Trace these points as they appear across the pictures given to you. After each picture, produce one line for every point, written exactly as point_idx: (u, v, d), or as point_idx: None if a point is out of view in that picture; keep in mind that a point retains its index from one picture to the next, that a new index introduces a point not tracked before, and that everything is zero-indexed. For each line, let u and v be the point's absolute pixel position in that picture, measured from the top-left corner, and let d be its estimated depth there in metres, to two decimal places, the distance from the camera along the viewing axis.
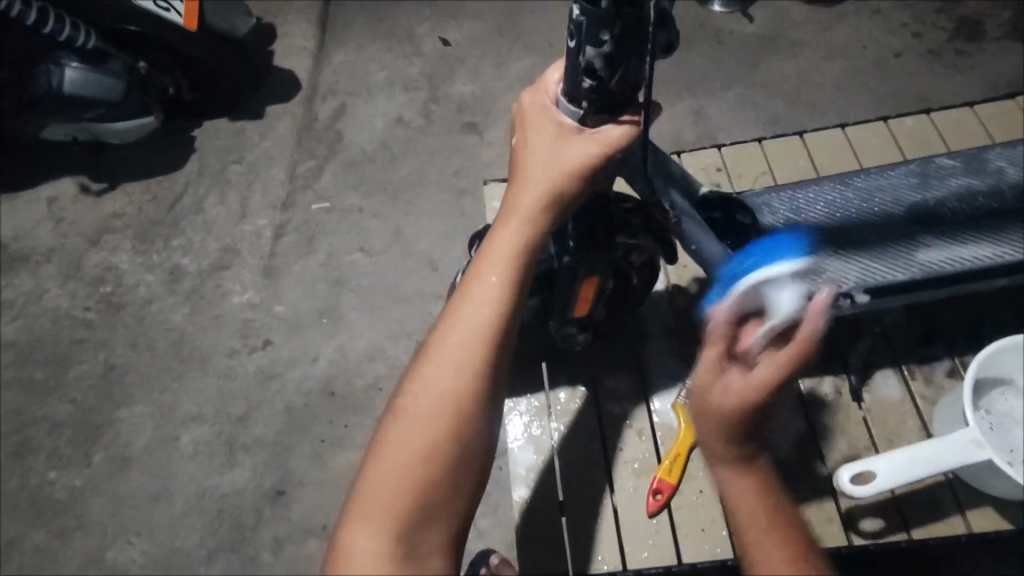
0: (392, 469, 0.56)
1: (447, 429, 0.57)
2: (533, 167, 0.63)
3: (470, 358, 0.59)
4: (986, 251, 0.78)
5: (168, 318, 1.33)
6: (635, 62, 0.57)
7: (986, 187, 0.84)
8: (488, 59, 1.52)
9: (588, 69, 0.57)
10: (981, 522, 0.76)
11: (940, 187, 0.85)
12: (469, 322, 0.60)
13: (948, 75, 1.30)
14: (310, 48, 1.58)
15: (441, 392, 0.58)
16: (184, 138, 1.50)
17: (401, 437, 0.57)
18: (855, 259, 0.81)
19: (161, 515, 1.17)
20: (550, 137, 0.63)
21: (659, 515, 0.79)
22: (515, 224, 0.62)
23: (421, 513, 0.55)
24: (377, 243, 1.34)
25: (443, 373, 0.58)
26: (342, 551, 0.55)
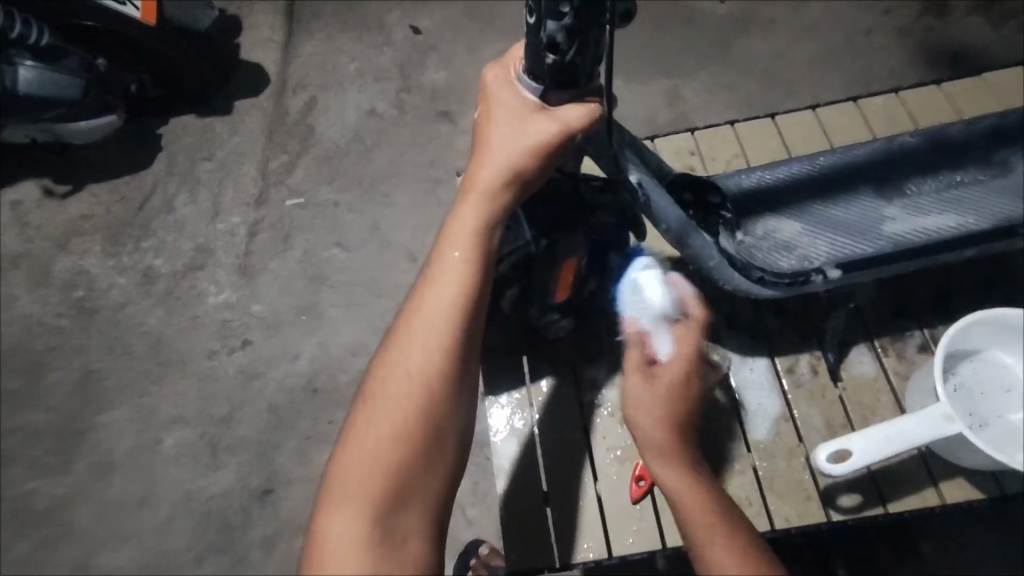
0: (364, 454, 0.56)
1: (416, 410, 0.57)
2: (493, 147, 0.62)
3: (438, 340, 0.59)
4: (950, 221, 0.81)
5: (144, 321, 1.30)
6: (595, 31, 0.56)
7: (946, 162, 0.85)
8: (461, 45, 1.50)
9: (551, 45, 0.56)
10: (953, 493, 0.78)
11: (903, 165, 0.86)
12: (433, 302, 0.60)
13: (916, 52, 1.31)
14: (276, 40, 1.54)
15: (409, 374, 0.58)
16: (150, 135, 1.46)
17: (372, 422, 0.57)
18: (825, 238, 0.81)
19: (146, 521, 1.16)
20: (507, 120, 0.62)
21: (643, 501, 0.79)
22: (475, 198, 0.62)
23: (394, 497, 0.55)
24: (354, 237, 1.33)
25: (411, 355, 0.59)
26: (318, 538, 0.55)
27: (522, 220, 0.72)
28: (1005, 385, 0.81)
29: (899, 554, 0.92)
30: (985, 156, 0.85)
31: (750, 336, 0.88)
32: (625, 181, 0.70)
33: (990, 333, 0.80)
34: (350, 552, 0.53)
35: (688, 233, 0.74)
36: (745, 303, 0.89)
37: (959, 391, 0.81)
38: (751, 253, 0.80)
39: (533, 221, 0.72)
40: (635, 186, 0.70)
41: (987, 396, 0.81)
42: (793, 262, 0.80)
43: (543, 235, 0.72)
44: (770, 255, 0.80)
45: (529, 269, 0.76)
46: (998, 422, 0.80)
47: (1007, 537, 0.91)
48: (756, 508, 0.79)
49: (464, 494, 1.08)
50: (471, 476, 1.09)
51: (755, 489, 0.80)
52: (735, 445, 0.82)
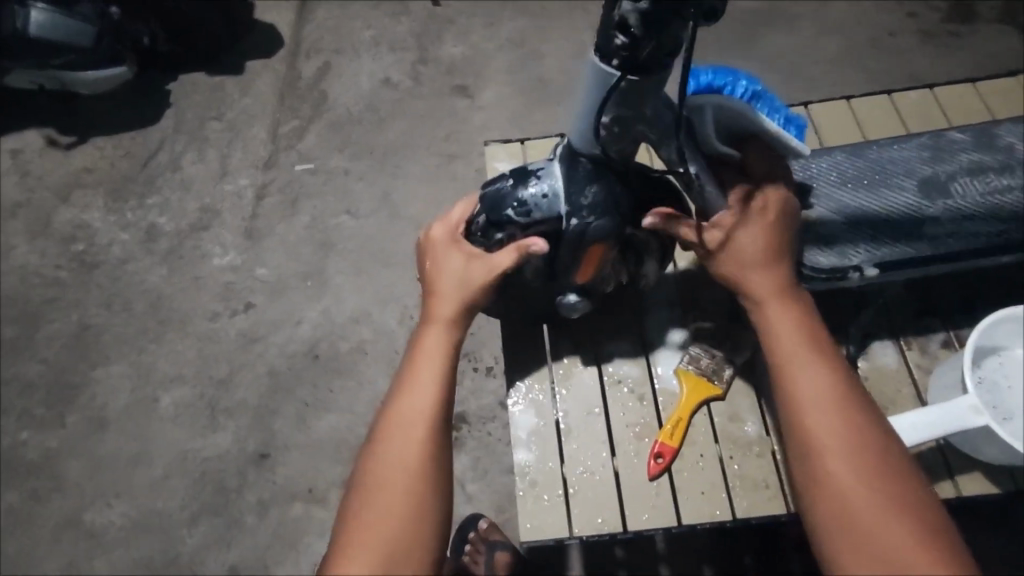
0: (375, 496, 0.57)
1: (427, 428, 0.59)
2: (441, 272, 0.68)
3: (416, 424, 0.59)
4: (991, 224, 0.81)
5: (145, 279, 1.29)
6: (673, 25, 0.50)
7: (998, 163, 0.86)
8: (480, 21, 1.47)
9: (622, 25, 0.51)
10: (970, 486, 0.76)
11: (950, 161, 0.86)
12: (432, 340, 0.64)
13: (939, 55, 1.31)
14: (292, 3, 1.52)
15: (423, 394, 0.61)
16: (158, 89, 1.44)
17: (364, 513, 0.56)
18: (865, 233, 0.81)
19: (140, 479, 1.14)
20: (450, 244, 0.70)
21: (660, 479, 0.76)
22: (435, 321, 0.65)
23: (412, 508, 0.56)
24: (364, 206, 1.31)
25: (421, 383, 0.61)
26: None
27: (563, 194, 0.67)
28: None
29: None
30: None
31: None
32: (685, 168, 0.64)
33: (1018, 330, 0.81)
34: None
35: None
36: None
37: (986, 385, 0.82)
38: None
39: (573, 197, 0.67)
40: (693, 175, 0.65)
41: (1011, 389, 0.83)
42: (833, 257, 0.80)
43: (574, 213, 0.67)
44: (810, 247, 0.80)
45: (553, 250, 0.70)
46: (1018, 416, 0.82)
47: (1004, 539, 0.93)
48: (773, 491, 0.75)
49: (464, 469, 1.07)
50: (472, 452, 1.08)
51: (774, 473, 0.76)
52: (756, 428, 0.78)
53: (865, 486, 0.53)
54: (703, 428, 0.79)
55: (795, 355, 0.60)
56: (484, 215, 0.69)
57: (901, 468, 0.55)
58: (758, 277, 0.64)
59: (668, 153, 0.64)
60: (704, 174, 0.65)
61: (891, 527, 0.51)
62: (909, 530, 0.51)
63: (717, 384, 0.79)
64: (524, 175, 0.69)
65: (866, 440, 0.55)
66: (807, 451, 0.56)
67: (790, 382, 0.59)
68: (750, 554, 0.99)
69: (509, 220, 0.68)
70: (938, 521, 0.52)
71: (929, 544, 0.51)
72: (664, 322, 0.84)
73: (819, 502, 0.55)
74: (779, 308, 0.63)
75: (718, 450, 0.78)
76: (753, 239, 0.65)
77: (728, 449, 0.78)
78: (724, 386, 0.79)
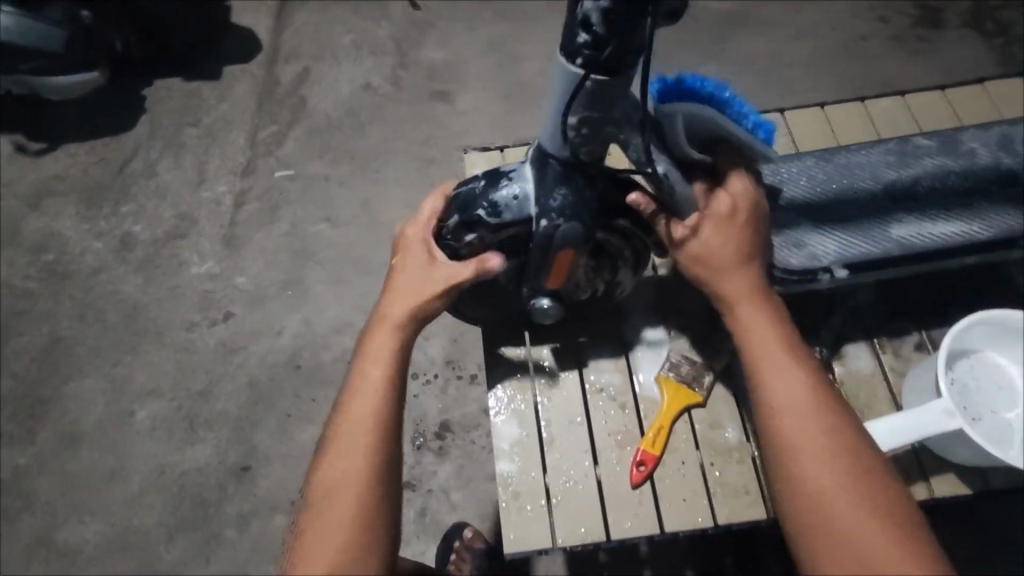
0: (326, 499, 0.55)
1: (376, 429, 0.58)
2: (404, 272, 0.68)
3: (367, 426, 0.58)
4: (955, 228, 0.82)
5: (119, 289, 1.26)
6: (635, 31, 0.51)
7: (960, 167, 0.86)
8: (460, 25, 1.47)
9: (585, 22, 0.51)
10: (945, 488, 0.77)
11: (915, 166, 0.87)
12: (382, 343, 0.63)
13: (911, 60, 1.33)
14: (269, 7, 1.50)
15: (372, 392, 0.59)
16: (132, 95, 1.41)
17: (316, 519, 0.54)
18: (834, 233, 0.83)
19: (115, 495, 1.11)
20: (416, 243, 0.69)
21: (643, 486, 0.76)
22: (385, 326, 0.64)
23: (361, 509, 0.54)
24: (344, 213, 1.30)
25: (370, 385, 0.60)
26: None
27: (531, 196, 0.67)
28: (998, 383, 0.83)
29: None
30: (1000, 163, 0.86)
31: None
32: (646, 169, 0.64)
33: (988, 332, 0.82)
34: None
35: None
36: None
37: (958, 387, 0.82)
38: None
39: (540, 199, 0.66)
40: (662, 175, 0.64)
41: (982, 392, 0.83)
42: (804, 257, 0.81)
43: (545, 214, 0.66)
44: (782, 247, 0.81)
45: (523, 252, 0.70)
46: (988, 418, 0.82)
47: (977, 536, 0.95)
48: (754, 497, 0.75)
49: (447, 478, 1.06)
50: (455, 460, 1.07)
51: (756, 479, 0.76)
52: (737, 434, 0.78)
53: (843, 492, 0.52)
54: (684, 434, 0.79)
55: (768, 356, 0.60)
56: (456, 216, 0.69)
57: (875, 467, 0.54)
58: (731, 279, 0.64)
59: (634, 155, 0.64)
60: (674, 177, 0.64)
61: (865, 527, 0.51)
62: (886, 535, 0.50)
63: (696, 390, 0.80)
64: (495, 176, 0.68)
65: (843, 444, 0.55)
66: (779, 453, 0.56)
67: (763, 384, 0.59)
68: (732, 557, 0.99)
69: (480, 220, 0.67)
70: (912, 521, 0.52)
71: (909, 548, 0.50)
72: (644, 329, 0.84)
73: (799, 513, 0.53)
74: (753, 314, 0.63)
75: (699, 457, 0.78)
76: (725, 240, 0.65)
77: (709, 455, 0.78)
78: (704, 393, 0.79)
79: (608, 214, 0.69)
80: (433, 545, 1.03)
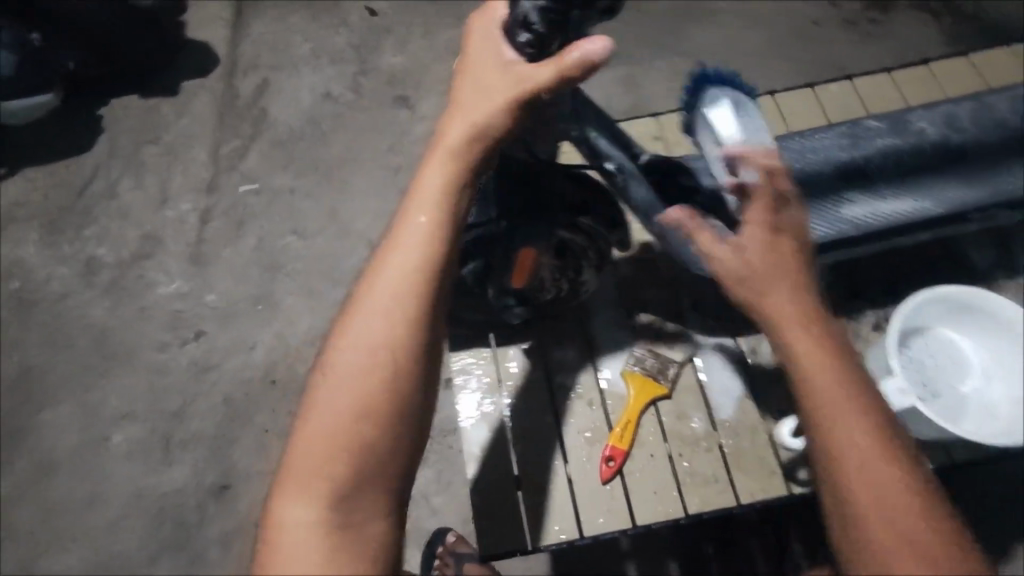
0: (345, 379, 0.54)
1: (376, 389, 0.54)
2: (453, 134, 0.58)
3: (403, 311, 0.55)
4: (903, 205, 0.86)
5: (86, 313, 1.24)
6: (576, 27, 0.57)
7: (910, 147, 0.89)
8: (418, 29, 1.46)
9: (525, 23, 0.56)
10: None
11: (867, 147, 0.89)
12: (396, 268, 0.56)
13: (862, 43, 1.36)
14: (225, 19, 1.48)
15: (413, 257, 0.56)
16: (88, 115, 1.39)
17: (330, 395, 0.54)
18: None
19: (94, 522, 1.10)
20: (494, 67, 0.59)
21: (613, 482, 0.79)
22: (443, 158, 0.58)
23: (358, 477, 0.53)
24: (312, 224, 1.29)
25: (407, 250, 0.56)
26: (270, 526, 0.53)
27: (491, 197, 0.73)
28: (952, 358, 0.85)
29: None
30: (947, 140, 0.89)
31: (715, 319, 0.88)
32: (602, 163, 0.71)
33: (939, 310, 0.84)
34: (306, 539, 0.52)
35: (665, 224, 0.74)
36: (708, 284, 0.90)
37: (914, 366, 0.84)
38: None
39: (498, 200, 0.72)
40: (613, 168, 0.71)
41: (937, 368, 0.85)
42: None
43: (505, 215, 0.72)
44: None
45: (490, 252, 0.76)
46: (946, 394, 0.83)
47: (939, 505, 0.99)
48: (722, 484, 0.79)
49: (427, 482, 1.07)
50: (435, 464, 1.08)
51: (721, 467, 0.80)
52: (702, 424, 0.82)
53: (897, 523, 0.50)
54: (652, 427, 0.82)
55: (832, 390, 0.54)
56: None
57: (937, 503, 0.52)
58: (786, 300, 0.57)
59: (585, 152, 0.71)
60: (627, 170, 0.71)
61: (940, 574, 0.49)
62: (943, 557, 0.49)
63: (662, 383, 0.83)
64: None
65: (902, 485, 0.51)
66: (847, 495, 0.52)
67: (827, 418, 0.53)
68: (712, 543, 1.01)
69: None
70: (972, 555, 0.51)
71: (962, 573, 0.49)
72: (608, 326, 0.88)
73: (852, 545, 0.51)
74: (814, 341, 0.55)
75: (667, 449, 0.81)
76: (767, 254, 0.59)
77: (677, 447, 0.81)
78: (669, 386, 0.83)
79: (573, 213, 0.73)
80: (417, 550, 1.04)
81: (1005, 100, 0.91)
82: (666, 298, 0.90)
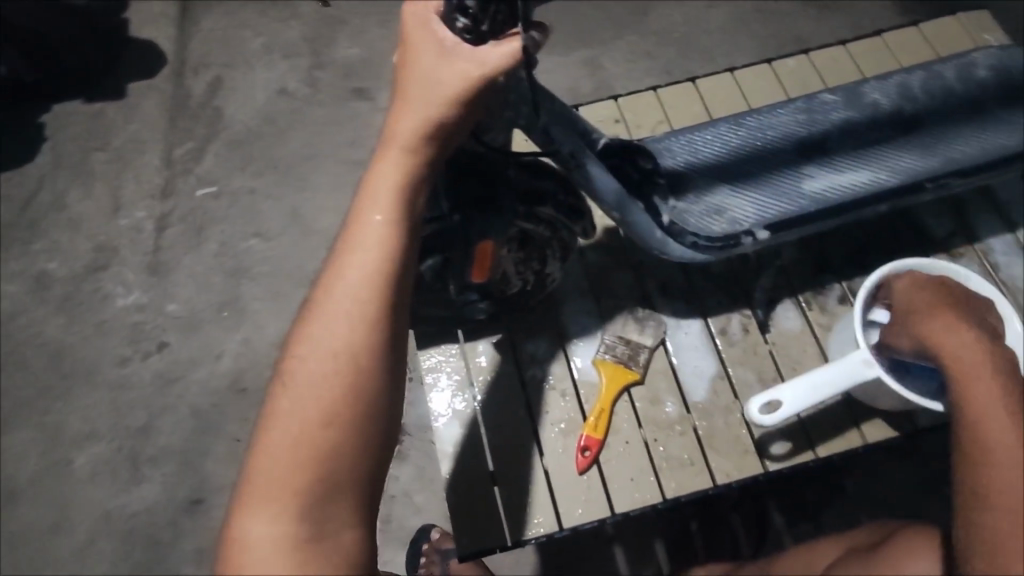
0: (308, 388, 0.52)
1: (341, 396, 0.52)
2: (402, 129, 0.56)
3: (363, 313, 0.53)
4: (862, 177, 0.84)
5: (39, 331, 1.18)
6: (511, 10, 0.56)
7: (864, 119, 0.89)
8: (374, 19, 1.42)
9: (460, 5, 0.55)
10: (874, 432, 0.80)
11: (823, 121, 0.89)
12: (356, 268, 0.54)
13: (820, 15, 1.36)
14: (170, 16, 1.42)
15: (373, 258, 0.54)
16: (30, 124, 1.32)
17: (293, 404, 0.52)
18: (751, 195, 0.84)
19: (60, 549, 1.06)
20: (434, 54, 0.55)
21: (590, 471, 0.79)
22: (397, 153, 0.55)
23: (324, 489, 0.51)
24: (274, 225, 1.25)
25: (366, 250, 0.54)
26: (234, 542, 0.50)
27: (441, 190, 0.68)
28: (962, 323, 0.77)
29: (828, 493, 1.01)
30: (901, 110, 0.89)
31: (684, 300, 0.88)
32: (558, 148, 0.69)
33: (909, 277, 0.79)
34: (274, 555, 0.49)
35: (626, 205, 0.76)
36: (676, 268, 0.89)
37: None
38: (683, 218, 0.82)
39: (450, 192, 0.68)
40: (567, 154, 0.70)
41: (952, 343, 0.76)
42: (723, 224, 0.81)
43: (458, 209, 0.68)
44: (700, 218, 0.82)
45: (447, 246, 0.72)
46: None
47: (916, 469, 1.02)
48: (698, 467, 0.79)
49: (409, 482, 1.05)
50: (416, 463, 1.06)
51: (697, 449, 0.80)
52: (675, 407, 0.82)
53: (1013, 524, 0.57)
54: (626, 415, 0.81)
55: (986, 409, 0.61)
56: None
57: None
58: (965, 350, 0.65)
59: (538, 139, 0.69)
60: (581, 152, 0.70)
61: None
62: None
63: (634, 368, 0.83)
64: None
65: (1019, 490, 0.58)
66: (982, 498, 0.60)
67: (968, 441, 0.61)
68: (697, 520, 1.01)
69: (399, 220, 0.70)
70: None
71: None
72: (577, 315, 0.87)
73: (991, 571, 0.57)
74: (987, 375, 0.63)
75: (643, 434, 0.81)
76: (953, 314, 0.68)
77: (652, 431, 0.81)
78: (641, 370, 0.83)
79: (530, 203, 0.72)
80: (402, 551, 1.02)
81: (953, 67, 0.91)
82: (632, 282, 0.89)
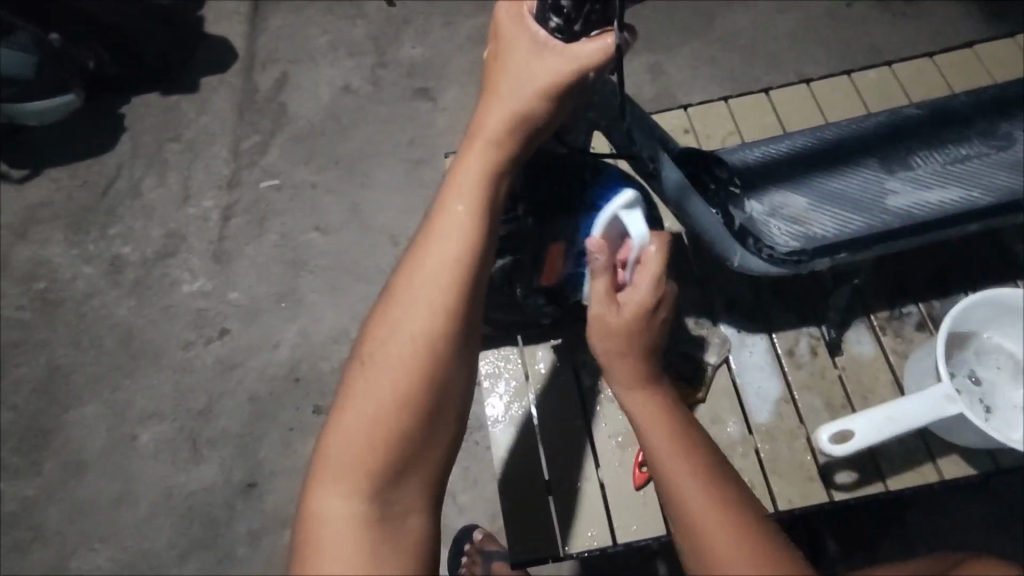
0: (384, 372, 0.52)
1: (416, 386, 0.52)
2: (491, 121, 0.56)
3: (442, 303, 0.53)
4: (952, 195, 0.80)
5: (112, 312, 1.25)
6: (605, 11, 0.54)
7: (955, 134, 0.85)
8: (438, 19, 1.43)
9: (555, 6, 0.53)
10: (950, 470, 0.77)
11: (909, 136, 0.85)
12: (437, 260, 0.54)
13: (899, 23, 1.30)
14: (242, 13, 1.47)
15: (454, 249, 0.54)
16: (111, 115, 1.39)
17: (369, 386, 0.52)
18: (829, 210, 0.81)
19: (123, 520, 1.11)
20: (526, 49, 0.55)
21: (647, 488, 0.78)
22: (482, 145, 0.56)
23: (397, 473, 0.51)
24: (333, 220, 1.28)
25: (447, 242, 0.54)
26: (310, 525, 0.51)
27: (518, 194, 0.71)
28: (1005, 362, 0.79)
29: (883, 524, 0.98)
30: (995, 127, 0.84)
31: (747, 318, 0.86)
32: (638, 153, 0.70)
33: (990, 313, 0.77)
34: (347, 536, 0.50)
35: (686, 198, 0.73)
36: (741, 284, 0.87)
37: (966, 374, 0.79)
38: (757, 229, 0.79)
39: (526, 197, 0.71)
40: (646, 158, 0.71)
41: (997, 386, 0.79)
42: (800, 237, 0.78)
43: (531, 211, 0.71)
44: (775, 230, 0.79)
45: (522, 246, 0.74)
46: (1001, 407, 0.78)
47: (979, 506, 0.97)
48: (759, 491, 0.77)
49: (455, 481, 1.06)
50: (462, 462, 1.07)
51: (758, 472, 0.78)
52: (738, 428, 0.80)
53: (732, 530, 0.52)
54: None
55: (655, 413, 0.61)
56: None
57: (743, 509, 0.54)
58: (620, 327, 0.62)
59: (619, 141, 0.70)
60: (659, 156, 0.71)
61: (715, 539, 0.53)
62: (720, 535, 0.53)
63: (697, 386, 0.81)
64: None
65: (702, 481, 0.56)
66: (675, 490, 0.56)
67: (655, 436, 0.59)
68: None
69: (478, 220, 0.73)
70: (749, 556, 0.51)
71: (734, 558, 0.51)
72: None
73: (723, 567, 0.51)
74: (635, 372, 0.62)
75: None
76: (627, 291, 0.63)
77: None
78: (704, 388, 0.81)
79: None
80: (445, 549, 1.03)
81: None
82: (697, 296, 0.87)
